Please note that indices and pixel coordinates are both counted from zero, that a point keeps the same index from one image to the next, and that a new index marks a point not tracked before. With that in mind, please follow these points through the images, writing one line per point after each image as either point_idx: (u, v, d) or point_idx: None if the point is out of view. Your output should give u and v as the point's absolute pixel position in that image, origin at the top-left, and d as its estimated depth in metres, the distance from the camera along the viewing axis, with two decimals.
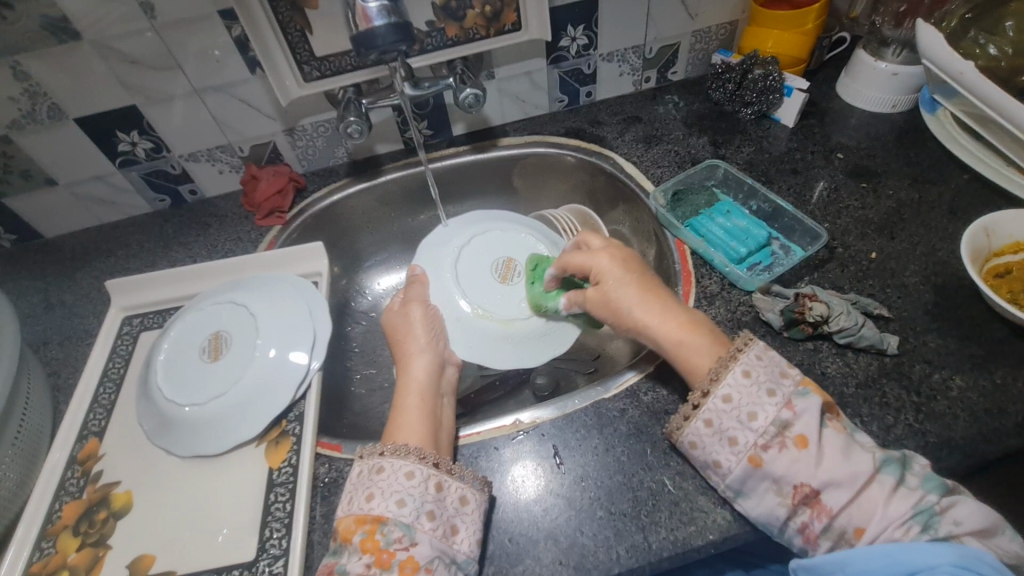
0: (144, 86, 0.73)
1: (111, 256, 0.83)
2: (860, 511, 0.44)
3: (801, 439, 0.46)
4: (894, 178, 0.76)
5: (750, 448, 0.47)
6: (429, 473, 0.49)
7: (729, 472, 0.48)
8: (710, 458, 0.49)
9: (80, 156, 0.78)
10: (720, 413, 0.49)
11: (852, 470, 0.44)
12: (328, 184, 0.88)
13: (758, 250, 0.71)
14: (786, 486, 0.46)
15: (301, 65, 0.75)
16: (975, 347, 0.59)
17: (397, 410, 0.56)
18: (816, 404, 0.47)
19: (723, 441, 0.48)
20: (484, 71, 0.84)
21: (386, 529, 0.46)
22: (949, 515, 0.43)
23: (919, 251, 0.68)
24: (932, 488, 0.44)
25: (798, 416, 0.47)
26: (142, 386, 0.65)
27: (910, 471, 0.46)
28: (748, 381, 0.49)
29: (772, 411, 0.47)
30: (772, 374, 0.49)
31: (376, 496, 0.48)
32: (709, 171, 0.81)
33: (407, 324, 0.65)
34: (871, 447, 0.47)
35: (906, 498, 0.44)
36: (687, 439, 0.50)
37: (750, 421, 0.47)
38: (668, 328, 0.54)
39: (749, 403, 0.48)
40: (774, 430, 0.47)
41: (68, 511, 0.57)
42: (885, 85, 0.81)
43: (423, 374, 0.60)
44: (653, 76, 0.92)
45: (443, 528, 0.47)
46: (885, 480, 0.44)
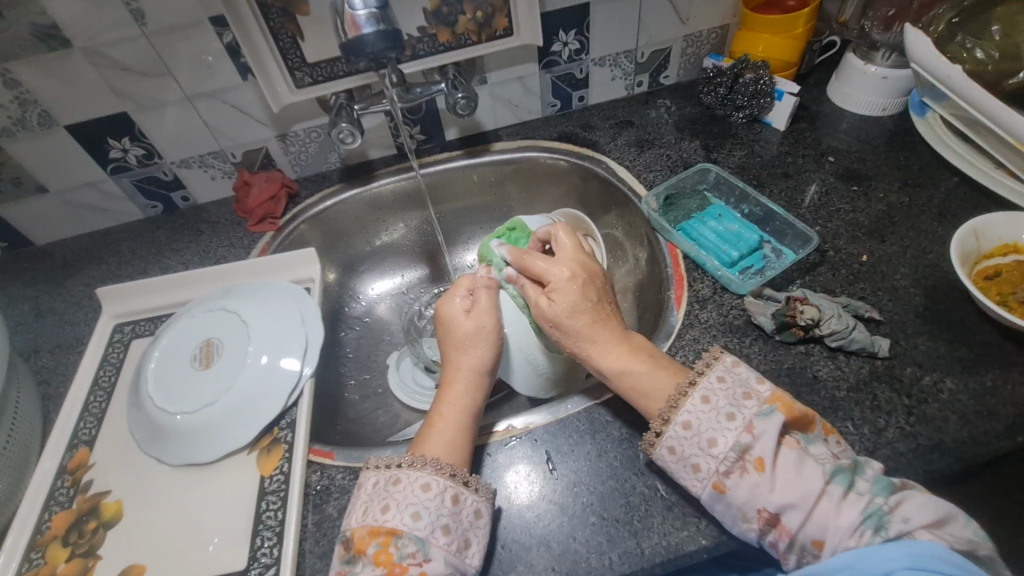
0: (135, 92, 0.73)
1: (102, 263, 0.83)
2: (816, 525, 0.44)
3: (760, 461, 0.46)
4: (884, 181, 0.76)
5: (712, 475, 0.47)
6: (446, 486, 0.49)
7: (697, 496, 0.49)
8: (681, 482, 0.50)
9: (71, 164, 0.78)
10: (682, 441, 0.49)
11: (802, 486, 0.45)
12: (321, 190, 0.88)
13: (749, 253, 0.71)
14: (750, 511, 0.46)
15: (292, 71, 0.75)
16: (965, 350, 0.59)
17: (433, 421, 0.55)
18: (777, 424, 0.46)
19: (688, 467, 0.49)
20: (476, 76, 0.84)
21: (399, 543, 0.46)
22: (897, 513, 0.44)
23: (910, 254, 0.68)
24: (879, 491, 0.45)
25: (757, 438, 0.46)
26: (133, 395, 0.64)
27: (860, 475, 0.46)
28: (707, 407, 0.49)
29: (732, 437, 0.47)
30: (734, 398, 0.49)
31: (392, 508, 0.47)
32: (701, 175, 0.81)
33: (478, 337, 0.59)
34: (823, 457, 0.47)
35: (854, 503, 0.44)
36: (655, 461, 0.50)
37: (710, 448, 0.47)
38: (608, 357, 0.54)
39: (709, 429, 0.48)
40: (734, 456, 0.46)
41: (58, 521, 0.57)
42: (875, 89, 0.82)
43: (473, 391, 0.57)
44: (645, 80, 0.92)
45: (457, 542, 0.47)
46: (834, 491, 0.45)
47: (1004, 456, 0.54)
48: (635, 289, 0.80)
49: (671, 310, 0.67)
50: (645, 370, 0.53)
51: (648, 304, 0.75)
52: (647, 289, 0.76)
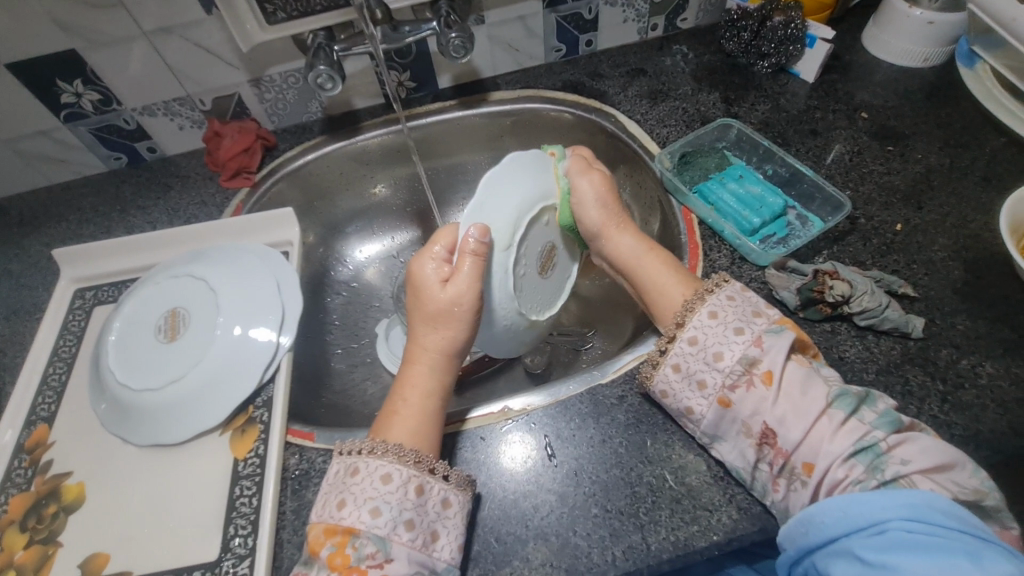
0: (83, 27, 0.64)
1: (61, 221, 0.75)
2: (810, 445, 0.44)
3: (767, 375, 0.45)
4: (922, 141, 0.69)
5: (717, 389, 0.47)
6: (409, 476, 0.44)
7: (699, 420, 0.48)
8: (682, 404, 0.48)
9: (17, 108, 0.69)
10: (687, 357, 0.48)
11: (802, 406, 0.44)
12: (301, 142, 0.80)
13: (772, 220, 0.65)
14: (749, 427, 0.46)
15: (263, 4, 0.65)
16: (1007, 331, 0.54)
17: (394, 405, 0.50)
18: (787, 342, 0.46)
19: (692, 385, 0.48)
20: (472, 14, 0.74)
21: (357, 543, 0.42)
22: (896, 454, 0.42)
23: (949, 223, 0.61)
24: (884, 424, 0.43)
25: (766, 352, 0.46)
26: (94, 370, 0.59)
27: (868, 406, 0.44)
28: (715, 322, 0.48)
29: (739, 350, 0.47)
30: (743, 315, 0.48)
31: (348, 504, 0.43)
32: (720, 131, 0.74)
33: (448, 313, 0.50)
34: (832, 380, 0.46)
35: (853, 432, 0.43)
36: (655, 389, 0.49)
37: (716, 362, 0.47)
38: (626, 252, 0.57)
39: (715, 343, 0.47)
40: (742, 368, 0.46)
41: (15, 504, 0.52)
42: (918, 36, 0.73)
43: (439, 373, 0.52)
44: (661, 23, 0.83)
45: (423, 536, 0.43)
46: (834, 415, 0.44)
47: None
48: None
49: None
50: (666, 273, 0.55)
51: None
52: None
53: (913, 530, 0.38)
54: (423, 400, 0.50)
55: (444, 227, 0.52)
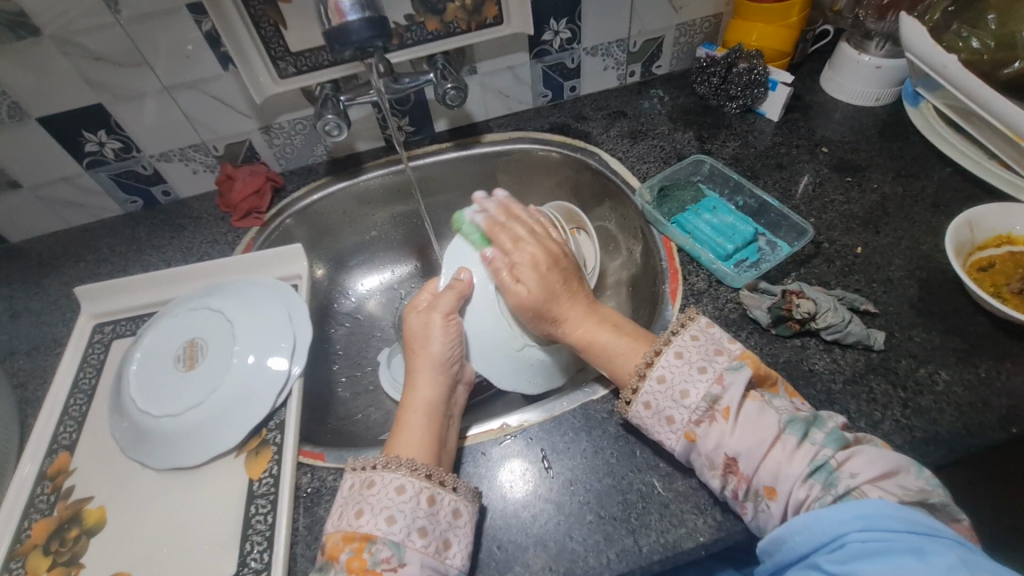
0: (110, 83, 0.70)
1: (80, 261, 0.80)
2: (769, 470, 0.46)
3: (727, 411, 0.48)
4: (878, 172, 0.76)
5: (684, 425, 0.49)
6: (422, 487, 0.48)
7: (672, 449, 0.51)
8: (654, 435, 0.52)
9: (44, 157, 0.75)
10: (657, 395, 0.51)
11: (760, 433, 0.47)
12: (307, 183, 0.86)
13: (744, 246, 0.71)
14: (715, 458, 0.48)
15: (275, 61, 0.72)
16: (960, 341, 0.59)
17: (399, 428, 0.54)
18: (745, 377, 0.49)
19: (662, 420, 0.51)
20: (465, 66, 0.82)
21: (373, 548, 0.45)
22: (846, 469, 0.45)
23: (904, 245, 0.68)
24: (830, 443, 0.46)
25: (726, 389, 0.49)
26: (114, 398, 0.62)
27: (818, 428, 0.47)
28: (681, 361, 0.52)
29: (703, 387, 0.50)
30: (707, 353, 0.52)
31: (366, 513, 0.47)
32: (695, 167, 0.80)
33: (431, 330, 0.59)
34: (783, 408, 0.49)
35: (806, 454, 0.46)
36: (631, 419, 0.53)
37: (683, 399, 0.50)
38: (581, 328, 0.58)
39: (682, 380, 0.50)
40: (704, 405, 0.49)
41: (38, 529, 0.55)
42: (868, 78, 0.81)
43: (430, 393, 0.56)
44: (638, 70, 0.91)
45: (435, 544, 0.46)
46: (788, 440, 0.46)
47: (998, 446, 0.54)
48: (628, 283, 0.79)
49: (666, 304, 0.66)
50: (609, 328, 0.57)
51: (643, 297, 0.74)
52: (642, 282, 0.75)
53: (869, 539, 0.40)
54: (421, 412, 0.55)
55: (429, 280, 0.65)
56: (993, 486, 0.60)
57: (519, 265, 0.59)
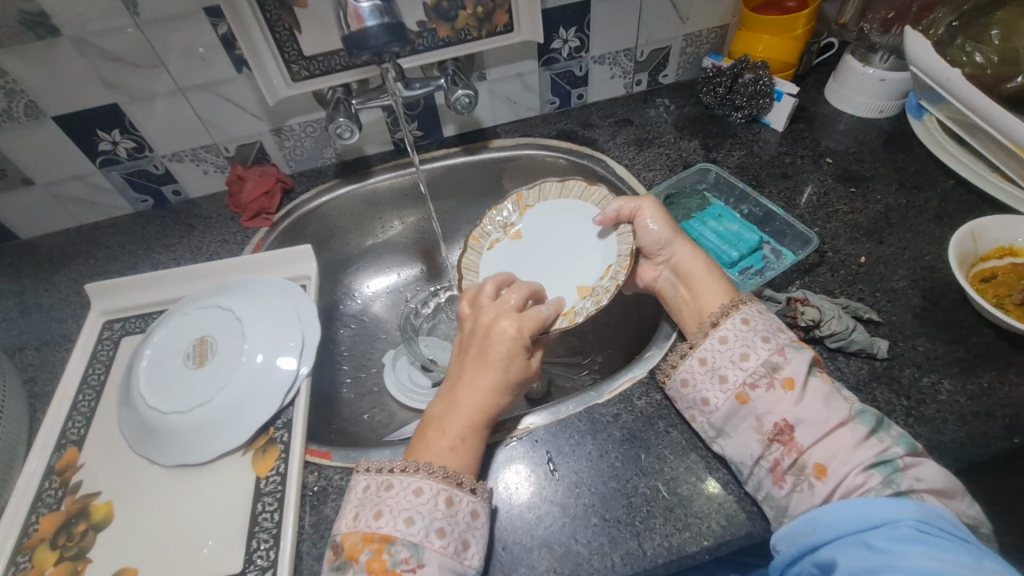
0: (126, 84, 0.71)
1: (90, 258, 0.81)
2: (826, 450, 0.47)
3: (789, 380, 0.50)
4: (882, 183, 0.77)
5: (738, 386, 0.52)
6: (439, 489, 0.48)
7: (715, 410, 0.53)
8: (700, 394, 0.54)
9: (59, 156, 0.75)
10: (715, 352, 0.54)
11: (827, 413, 0.48)
12: (316, 185, 0.87)
13: (749, 253, 0.71)
14: (766, 424, 0.50)
15: (289, 64, 0.73)
16: (963, 351, 0.60)
17: (438, 428, 0.54)
18: (808, 356, 0.51)
19: (714, 377, 0.53)
20: (475, 72, 0.83)
21: (393, 549, 0.46)
22: (910, 472, 0.46)
23: (908, 255, 0.68)
24: (901, 444, 0.47)
25: (788, 361, 0.51)
26: (124, 395, 0.63)
27: (886, 430, 0.48)
28: (746, 327, 0.55)
29: (764, 353, 0.52)
30: (770, 326, 0.54)
31: (385, 514, 0.47)
32: (700, 175, 0.81)
33: (498, 334, 0.57)
34: (853, 400, 0.50)
35: (873, 446, 0.47)
36: (670, 388, 0.57)
37: (741, 361, 0.53)
38: (685, 258, 0.63)
39: (743, 344, 0.53)
40: (763, 370, 0.51)
41: (45, 523, 0.55)
42: (873, 91, 0.82)
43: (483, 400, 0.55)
44: (644, 79, 0.92)
45: (454, 544, 0.47)
46: (857, 429, 0.48)
47: (1001, 456, 0.54)
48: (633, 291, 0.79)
49: None
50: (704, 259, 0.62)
51: (647, 304, 0.75)
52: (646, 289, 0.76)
53: (922, 530, 0.41)
54: (464, 423, 0.54)
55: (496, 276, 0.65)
56: (994, 496, 0.60)
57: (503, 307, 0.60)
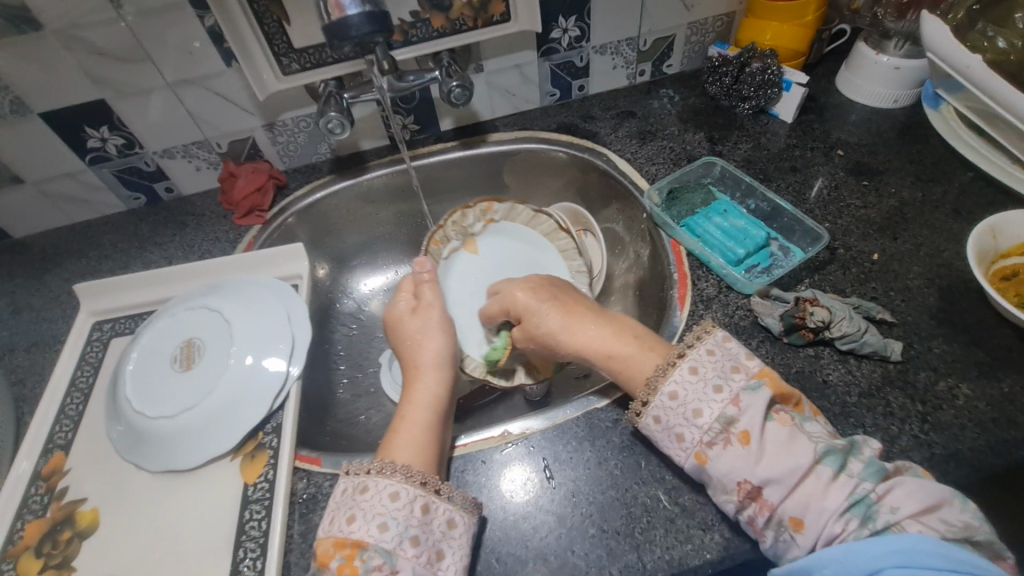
0: (113, 79, 0.69)
1: (81, 257, 0.79)
2: (798, 501, 0.42)
3: (745, 435, 0.44)
4: (896, 176, 0.73)
5: (695, 444, 0.46)
6: (416, 494, 0.46)
7: (682, 465, 0.48)
8: (666, 451, 0.49)
9: (47, 153, 0.74)
10: (668, 411, 0.48)
11: (791, 462, 0.43)
12: (310, 182, 0.84)
13: (757, 251, 0.68)
14: (731, 484, 0.44)
15: (279, 57, 0.71)
16: (982, 354, 0.57)
17: (397, 426, 0.53)
18: (764, 399, 0.45)
19: (671, 437, 0.48)
20: (472, 63, 0.80)
21: (365, 555, 0.43)
22: (886, 503, 0.41)
23: (923, 252, 0.65)
24: (869, 474, 0.42)
25: (743, 411, 0.45)
26: (111, 399, 0.61)
27: (854, 457, 0.43)
28: (695, 377, 0.48)
29: (718, 407, 0.46)
30: (721, 369, 0.48)
31: (358, 519, 0.45)
32: (705, 169, 0.78)
33: (424, 332, 0.62)
34: (817, 435, 0.44)
35: (843, 485, 0.42)
36: (642, 430, 0.50)
37: (695, 418, 0.47)
38: (593, 335, 0.55)
39: (695, 399, 0.47)
40: (718, 427, 0.45)
41: (31, 530, 0.54)
42: (887, 79, 0.79)
43: (436, 389, 0.57)
44: (648, 69, 0.89)
45: (428, 554, 0.45)
46: (823, 471, 0.42)
47: None
48: (636, 287, 0.77)
49: (674, 309, 0.65)
50: (596, 334, 0.55)
51: (650, 303, 0.72)
52: (648, 287, 0.74)
53: None
54: (423, 414, 0.54)
55: (405, 280, 0.68)
56: None
57: (425, 300, 0.65)
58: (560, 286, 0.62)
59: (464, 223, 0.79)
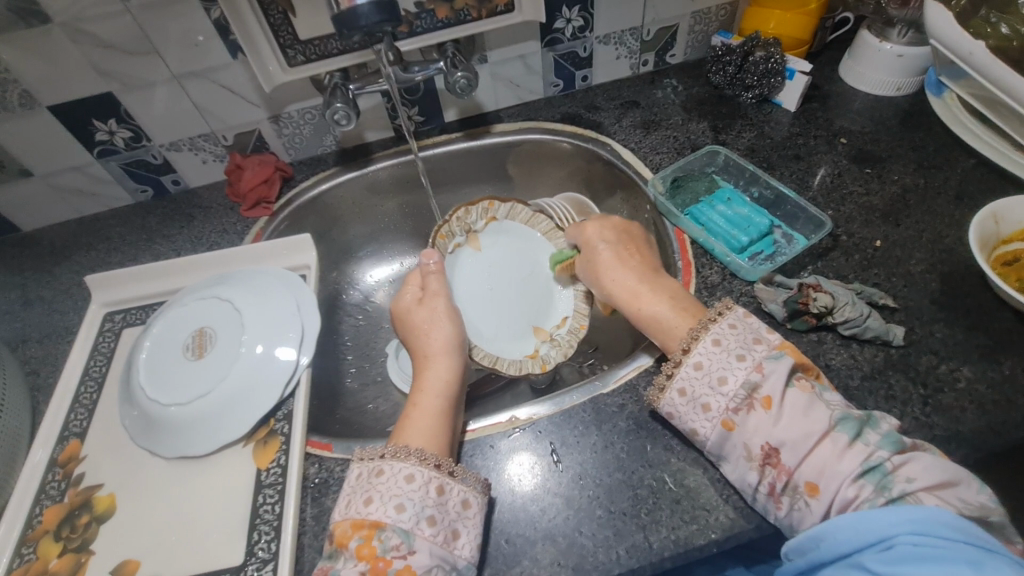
0: (120, 72, 0.69)
1: (91, 250, 0.80)
2: (814, 466, 0.43)
3: (768, 400, 0.46)
4: (898, 163, 0.74)
5: (722, 412, 0.47)
6: (430, 477, 0.47)
7: (705, 441, 0.49)
8: (687, 425, 0.49)
9: (55, 146, 0.75)
10: (693, 380, 0.49)
11: (805, 427, 0.44)
12: (316, 173, 0.85)
13: (760, 238, 0.69)
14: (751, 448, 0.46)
15: (284, 49, 0.72)
16: (983, 337, 0.57)
17: (410, 412, 0.54)
18: (787, 366, 0.46)
19: (696, 408, 0.49)
20: (476, 54, 0.80)
21: (383, 535, 0.45)
22: (901, 473, 0.41)
23: (925, 239, 0.66)
24: (887, 445, 0.43)
25: (766, 377, 0.46)
26: (124, 388, 0.62)
27: (871, 428, 0.44)
28: (719, 348, 0.49)
29: (742, 375, 0.47)
30: (745, 341, 0.49)
31: (375, 500, 0.46)
32: (709, 158, 0.79)
33: (432, 320, 0.62)
34: (835, 405, 0.46)
35: (860, 453, 0.42)
36: (663, 408, 0.50)
37: (720, 386, 0.47)
38: (633, 290, 0.58)
39: (719, 367, 0.48)
40: (743, 393, 0.46)
41: (49, 515, 0.55)
42: (890, 67, 0.79)
43: (447, 375, 0.57)
44: (651, 59, 0.89)
45: (444, 534, 0.46)
46: (838, 437, 0.43)
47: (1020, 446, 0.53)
48: None
49: None
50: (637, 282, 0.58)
51: None
52: None
53: (921, 543, 0.36)
54: (436, 399, 0.55)
55: (410, 273, 0.68)
56: (1013, 485, 0.58)
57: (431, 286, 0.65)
58: (636, 237, 0.64)
59: (467, 220, 0.75)
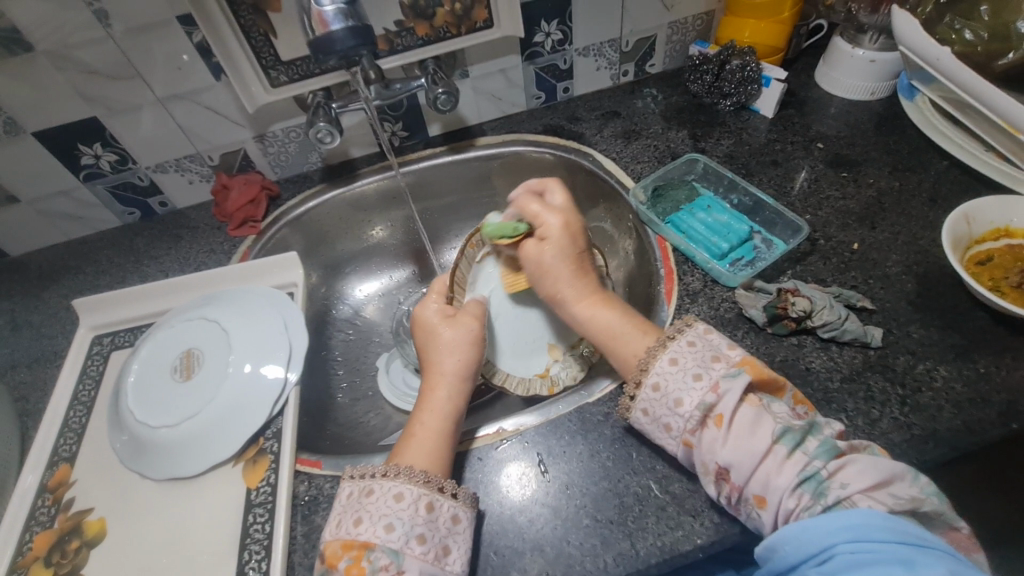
0: (104, 97, 0.70)
1: (79, 273, 0.81)
2: (759, 481, 0.44)
3: (719, 418, 0.46)
4: (873, 166, 0.75)
5: (682, 433, 0.48)
6: (420, 494, 0.48)
7: (675, 454, 0.50)
8: (656, 442, 0.51)
9: (41, 171, 0.75)
10: (653, 402, 0.50)
11: (749, 445, 0.45)
12: (302, 191, 0.86)
13: (739, 244, 0.70)
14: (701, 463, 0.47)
15: (267, 70, 0.73)
16: (958, 337, 0.58)
17: (412, 432, 0.54)
18: (743, 384, 0.47)
19: (660, 427, 0.50)
20: (457, 70, 0.82)
21: (373, 556, 0.45)
22: (836, 479, 0.43)
23: (901, 240, 0.67)
24: (822, 453, 0.44)
25: (720, 397, 0.47)
26: (113, 411, 0.63)
27: (812, 436, 0.45)
28: (676, 367, 0.50)
29: (697, 395, 0.48)
30: (701, 360, 0.50)
31: (364, 521, 0.47)
32: (688, 166, 0.80)
33: (454, 340, 0.60)
34: (781, 416, 0.46)
35: (797, 463, 0.44)
36: (632, 425, 0.52)
37: (677, 407, 0.49)
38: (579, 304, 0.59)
39: (676, 388, 0.49)
40: (697, 415, 0.47)
41: (39, 541, 0.55)
42: (863, 73, 0.80)
43: (452, 401, 0.57)
44: (631, 69, 0.91)
45: (435, 551, 0.46)
46: (779, 450, 0.44)
47: (997, 443, 0.54)
48: (625, 283, 0.78)
49: (661, 304, 0.66)
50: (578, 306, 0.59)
51: (638, 298, 0.74)
52: (637, 283, 0.75)
53: (859, 550, 0.39)
54: (439, 424, 0.55)
55: (437, 282, 0.66)
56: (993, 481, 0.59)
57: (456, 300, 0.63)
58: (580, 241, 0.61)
59: None
